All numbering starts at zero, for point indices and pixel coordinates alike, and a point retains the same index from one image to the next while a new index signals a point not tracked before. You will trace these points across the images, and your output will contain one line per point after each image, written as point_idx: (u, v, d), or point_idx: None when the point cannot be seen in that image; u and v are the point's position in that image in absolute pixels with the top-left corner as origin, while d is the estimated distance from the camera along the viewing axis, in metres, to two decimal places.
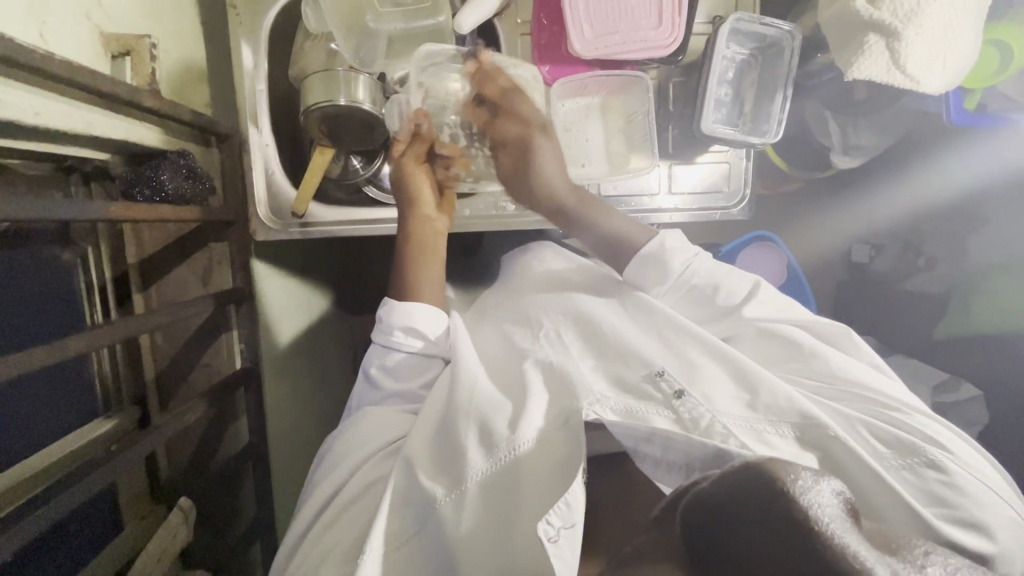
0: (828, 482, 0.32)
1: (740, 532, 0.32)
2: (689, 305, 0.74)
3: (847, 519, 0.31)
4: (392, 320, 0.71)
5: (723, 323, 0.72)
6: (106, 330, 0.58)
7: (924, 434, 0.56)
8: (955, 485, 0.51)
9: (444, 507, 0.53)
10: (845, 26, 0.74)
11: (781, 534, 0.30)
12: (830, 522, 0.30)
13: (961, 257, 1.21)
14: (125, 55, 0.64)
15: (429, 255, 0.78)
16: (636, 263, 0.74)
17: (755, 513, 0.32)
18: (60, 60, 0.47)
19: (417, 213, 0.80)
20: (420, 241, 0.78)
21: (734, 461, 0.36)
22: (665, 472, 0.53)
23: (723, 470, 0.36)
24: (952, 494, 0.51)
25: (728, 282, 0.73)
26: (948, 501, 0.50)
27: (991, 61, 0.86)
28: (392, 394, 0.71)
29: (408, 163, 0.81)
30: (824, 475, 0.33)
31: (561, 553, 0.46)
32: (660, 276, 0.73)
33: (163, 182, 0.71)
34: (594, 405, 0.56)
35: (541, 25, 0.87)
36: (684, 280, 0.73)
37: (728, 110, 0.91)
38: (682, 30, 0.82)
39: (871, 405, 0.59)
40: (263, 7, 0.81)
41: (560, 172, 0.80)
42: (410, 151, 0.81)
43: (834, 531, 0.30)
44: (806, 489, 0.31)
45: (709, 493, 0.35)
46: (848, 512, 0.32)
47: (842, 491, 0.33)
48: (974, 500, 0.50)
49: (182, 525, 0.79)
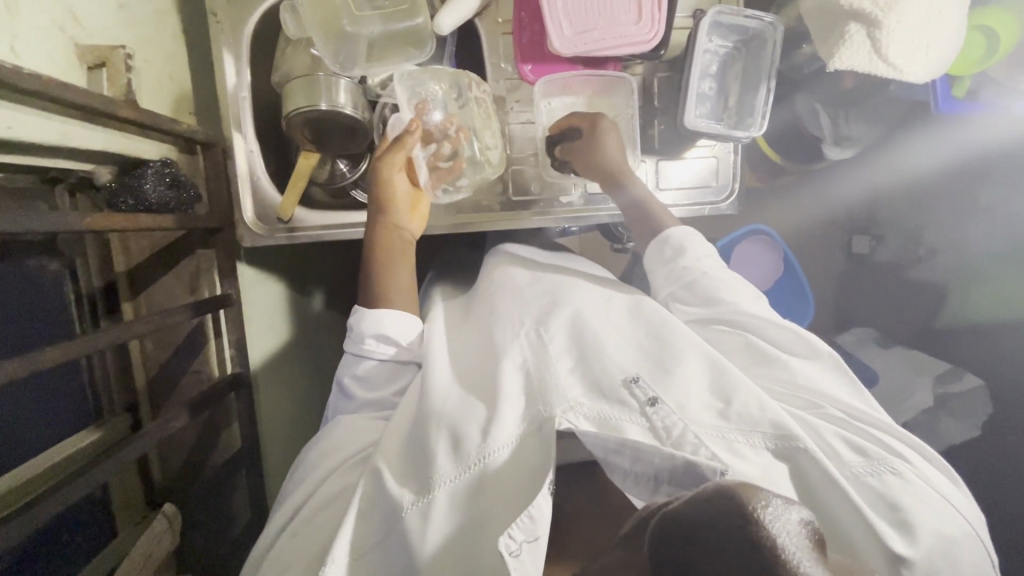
0: (797, 511, 0.32)
1: (701, 553, 0.31)
2: (688, 294, 0.72)
3: (812, 550, 0.31)
4: (362, 329, 0.71)
5: (714, 315, 0.70)
6: (84, 339, 0.58)
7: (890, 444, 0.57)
8: (915, 496, 0.52)
9: (409, 516, 0.53)
10: (827, 17, 0.73)
11: (748, 564, 0.29)
12: (794, 551, 0.30)
13: (960, 244, 1.18)
14: (101, 66, 0.64)
15: (399, 260, 0.77)
16: (656, 244, 0.76)
17: (719, 538, 0.31)
18: (30, 73, 0.48)
19: (391, 220, 0.78)
20: (387, 248, 0.76)
21: (708, 485, 0.35)
22: (636, 485, 0.53)
23: (697, 491, 0.35)
24: (910, 506, 0.52)
25: (733, 280, 0.72)
26: (906, 511, 0.51)
27: (978, 46, 0.85)
28: (364, 403, 0.70)
29: (387, 165, 0.77)
30: (793, 503, 0.32)
31: (523, 567, 0.46)
32: (677, 256, 0.74)
33: (146, 191, 0.72)
34: (569, 413, 0.55)
35: (522, 24, 0.86)
36: (693, 269, 0.72)
37: (712, 104, 0.90)
38: (663, 25, 0.81)
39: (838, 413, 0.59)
40: (243, 15, 0.81)
41: (617, 143, 0.84)
42: (389, 153, 0.78)
43: (796, 560, 0.29)
44: (773, 516, 0.31)
45: (678, 514, 0.34)
46: (815, 541, 0.32)
47: (810, 520, 0.32)
48: (928, 512, 0.51)
49: (168, 530, 0.79)
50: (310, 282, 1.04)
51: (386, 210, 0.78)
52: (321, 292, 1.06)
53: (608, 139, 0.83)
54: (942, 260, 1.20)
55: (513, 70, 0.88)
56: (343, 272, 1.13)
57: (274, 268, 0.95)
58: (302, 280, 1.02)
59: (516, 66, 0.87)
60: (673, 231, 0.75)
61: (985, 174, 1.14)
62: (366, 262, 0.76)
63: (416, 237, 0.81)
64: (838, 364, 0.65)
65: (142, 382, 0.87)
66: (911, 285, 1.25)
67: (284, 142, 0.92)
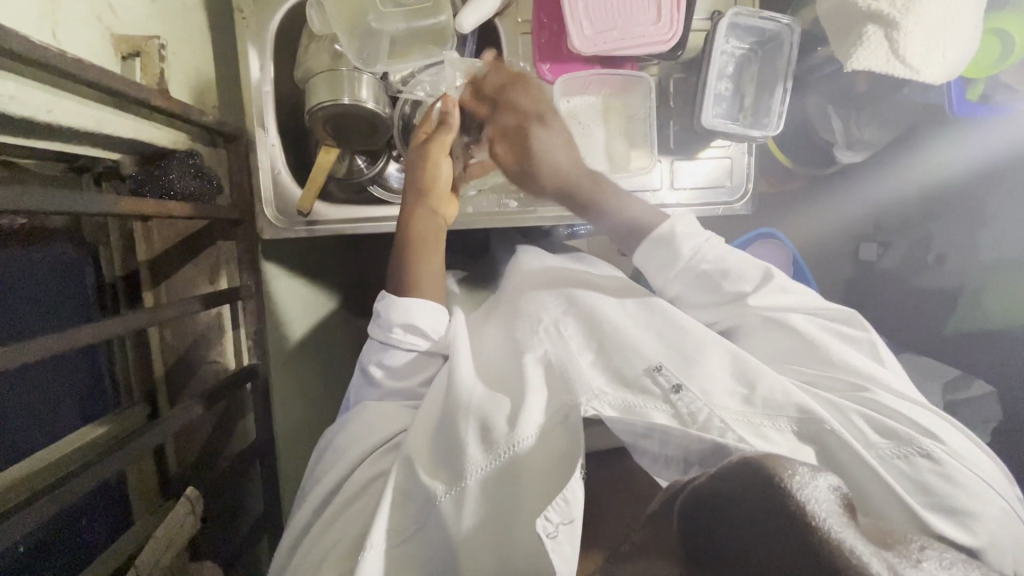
0: (825, 478, 0.32)
1: (738, 527, 0.31)
2: (698, 290, 0.72)
3: (843, 515, 0.30)
4: (392, 318, 0.71)
5: (728, 309, 0.71)
6: (117, 321, 0.59)
7: (917, 423, 0.56)
8: (947, 475, 0.51)
9: (444, 504, 0.53)
10: (843, 17, 0.74)
11: (778, 529, 0.30)
12: (827, 518, 0.29)
13: (970, 249, 1.18)
14: (135, 55, 0.66)
15: (432, 242, 0.78)
16: (648, 248, 0.73)
17: (750, 504, 0.31)
18: (73, 59, 0.49)
19: (431, 206, 0.79)
20: (425, 232, 0.77)
21: (737, 456, 0.35)
22: (663, 468, 0.54)
23: (724, 464, 0.35)
24: (943, 486, 0.51)
25: (737, 266, 0.71)
26: (940, 491, 0.50)
27: (992, 50, 0.86)
28: (390, 391, 0.71)
29: (437, 147, 0.78)
30: (821, 470, 0.32)
31: (560, 548, 0.47)
32: (673, 262, 0.72)
33: (172, 182, 0.74)
34: (593, 401, 0.56)
35: (540, 24, 0.88)
36: (693, 266, 0.71)
37: (728, 104, 0.92)
38: (681, 26, 0.82)
39: (864, 394, 0.59)
40: (269, 11, 0.83)
41: (560, 149, 0.82)
42: (438, 137, 0.79)
43: (831, 526, 0.29)
44: (802, 484, 0.31)
45: (705, 488, 0.35)
46: (845, 507, 0.32)
47: (839, 486, 0.32)
48: (964, 491, 0.50)
49: (189, 516, 0.77)
50: (326, 278, 1.05)
51: (427, 194, 0.78)
52: (336, 289, 1.07)
53: (544, 142, 0.81)
54: (951, 267, 1.19)
55: (532, 69, 0.90)
56: (357, 269, 1.14)
57: (292, 263, 0.96)
58: (318, 276, 1.03)
59: (535, 65, 0.89)
60: (662, 233, 0.72)
61: (992, 172, 1.16)
62: (398, 254, 0.77)
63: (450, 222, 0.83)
64: (876, 350, 0.66)
65: (160, 372, 0.88)
66: (918, 293, 1.23)
67: (304, 138, 0.93)
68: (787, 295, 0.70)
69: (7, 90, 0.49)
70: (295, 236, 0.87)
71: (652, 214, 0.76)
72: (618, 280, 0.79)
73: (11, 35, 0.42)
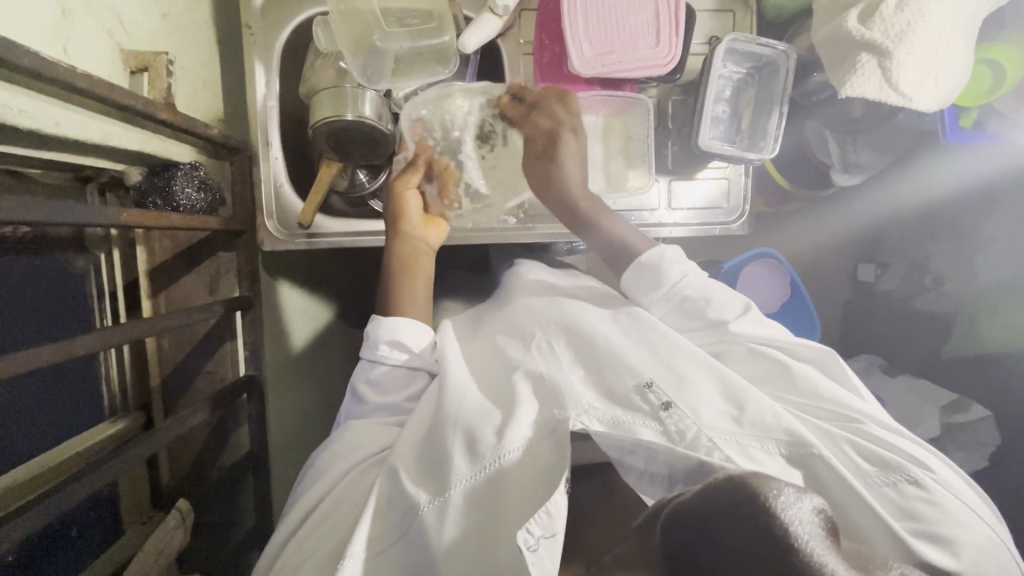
0: (810, 499, 0.33)
1: (719, 544, 0.32)
2: (680, 318, 0.73)
3: (825, 537, 0.31)
4: (378, 335, 0.73)
5: (713, 341, 0.71)
6: (119, 329, 0.59)
7: (908, 453, 0.56)
8: (934, 502, 0.51)
9: (427, 514, 0.54)
10: (839, 45, 0.77)
11: (760, 549, 0.30)
12: (809, 539, 0.30)
13: (970, 274, 1.15)
14: (143, 70, 0.68)
15: (410, 274, 0.80)
16: (634, 271, 0.75)
17: (732, 521, 0.32)
18: (83, 75, 0.50)
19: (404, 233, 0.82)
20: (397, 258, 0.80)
21: (717, 477, 0.36)
22: (649, 484, 0.53)
23: (708, 482, 0.36)
24: (931, 513, 0.51)
25: (720, 296, 0.72)
26: (926, 519, 0.50)
27: (985, 79, 0.87)
28: (375, 408, 0.71)
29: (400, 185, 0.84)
30: (806, 491, 0.33)
31: (541, 562, 0.46)
32: (659, 285, 0.73)
33: (176, 193, 0.75)
34: (582, 415, 0.56)
35: (543, 45, 0.90)
36: (678, 291, 0.73)
37: (725, 127, 0.94)
38: (678, 51, 0.84)
39: (863, 428, 0.59)
40: (276, 27, 0.84)
41: (578, 172, 0.83)
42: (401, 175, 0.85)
43: (813, 548, 0.30)
44: (785, 505, 0.31)
45: (690, 505, 0.35)
46: (828, 529, 0.32)
47: (824, 507, 0.33)
48: (951, 520, 0.50)
49: (182, 524, 0.80)
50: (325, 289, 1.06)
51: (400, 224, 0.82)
52: None
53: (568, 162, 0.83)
54: (951, 289, 1.17)
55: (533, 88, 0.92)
56: None
57: (293, 275, 0.97)
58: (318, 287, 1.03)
59: (536, 85, 0.91)
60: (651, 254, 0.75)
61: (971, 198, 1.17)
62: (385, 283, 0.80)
63: (434, 246, 0.84)
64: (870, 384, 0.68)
65: (156, 381, 0.89)
66: (921, 315, 1.21)
67: (309, 151, 0.95)
68: (763, 327, 0.71)
69: (19, 103, 0.50)
70: (295, 248, 0.88)
71: (639, 240, 0.79)
72: (589, 288, 0.81)
73: (20, 51, 0.43)
